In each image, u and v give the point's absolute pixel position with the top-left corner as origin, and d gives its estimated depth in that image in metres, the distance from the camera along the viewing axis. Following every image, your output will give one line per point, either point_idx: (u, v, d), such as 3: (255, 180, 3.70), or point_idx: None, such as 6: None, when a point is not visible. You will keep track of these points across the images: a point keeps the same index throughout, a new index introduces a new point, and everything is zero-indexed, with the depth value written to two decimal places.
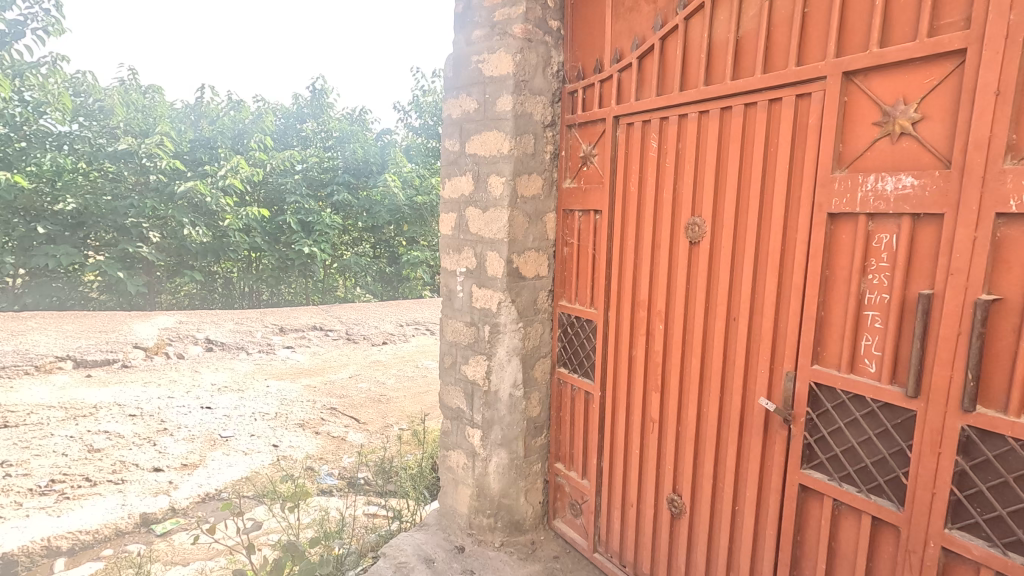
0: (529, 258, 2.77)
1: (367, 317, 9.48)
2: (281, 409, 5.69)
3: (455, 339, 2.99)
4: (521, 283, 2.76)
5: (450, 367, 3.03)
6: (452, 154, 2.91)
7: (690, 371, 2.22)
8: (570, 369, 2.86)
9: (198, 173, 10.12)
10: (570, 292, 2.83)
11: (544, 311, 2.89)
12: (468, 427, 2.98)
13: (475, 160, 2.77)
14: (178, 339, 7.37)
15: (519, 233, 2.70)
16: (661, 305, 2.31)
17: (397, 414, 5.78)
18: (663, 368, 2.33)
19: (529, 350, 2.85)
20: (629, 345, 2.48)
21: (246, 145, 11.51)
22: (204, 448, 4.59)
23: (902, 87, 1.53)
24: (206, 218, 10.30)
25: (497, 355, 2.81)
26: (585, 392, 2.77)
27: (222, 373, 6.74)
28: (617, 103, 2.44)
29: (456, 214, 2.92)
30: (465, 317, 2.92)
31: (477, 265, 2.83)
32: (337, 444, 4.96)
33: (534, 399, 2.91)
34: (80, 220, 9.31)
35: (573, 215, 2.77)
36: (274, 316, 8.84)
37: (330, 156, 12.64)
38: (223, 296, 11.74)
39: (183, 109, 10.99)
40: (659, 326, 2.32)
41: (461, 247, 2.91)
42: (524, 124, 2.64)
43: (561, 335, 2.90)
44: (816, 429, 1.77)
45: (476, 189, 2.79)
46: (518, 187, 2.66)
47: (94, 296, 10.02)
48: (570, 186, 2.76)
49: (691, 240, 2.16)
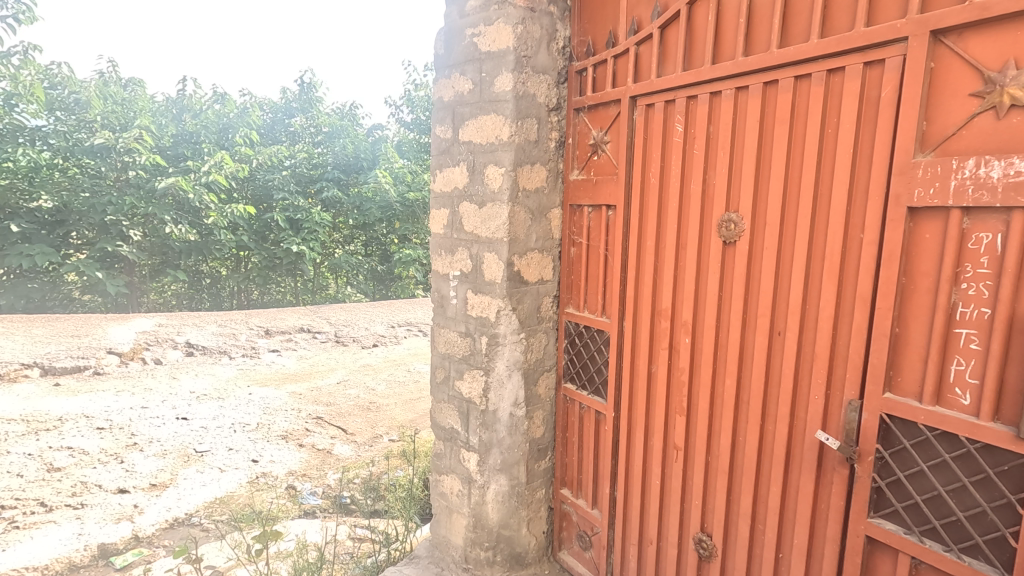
0: (532, 260, 2.44)
1: (357, 318, 9.12)
2: (263, 419, 5.33)
3: (448, 352, 2.65)
4: (523, 289, 2.43)
5: (442, 383, 2.70)
6: (444, 142, 2.57)
7: (722, 392, 1.90)
8: (578, 386, 2.55)
9: (181, 169, 9.66)
10: (578, 299, 2.50)
11: (548, 320, 2.56)
12: (462, 450, 2.65)
13: (470, 149, 2.44)
14: (156, 343, 7.01)
15: (521, 231, 2.37)
16: (686, 316, 1.99)
17: (387, 424, 5.45)
18: (688, 387, 2.01)
19: (532, 363, 2.52)
20: (648, 360, 2.16)
21: (231, 140, 11.04)
22: (176, 465, 4.24)
23: (1012, 47, 1.21)
24: (189, 216, 9.88)
25: (495, 371, 2.48)
26: (595, 412, 2.45)
27: (203, 380, 6.36)
28: (633, 81, 2.13)
29: (449, 210, 2.58)
30: (459, 326, 2.58)
31: (472, 269, 2.49)
32: (323, 458, 4.63)
33: (537, 419, 2.59)
34: (60, 219, 8.96)
35: (581, 211, 2.44)
36: (259, 318, 8.47)
37: (319, 152, 12.22)
38: (211, 296, 11.41)
39: (165, 103, 10.53)
40: (684, 339, 2.01)
41: (455, 247, 2.57)
42: (526, 107, 2.31)
43: (568, 347, 2.58)
44: (887, 470, 1.45)
45: (471, 182, 2.45)
46: (520, 179, 2.33)
47: (77, 296, 9.59)
48: (578, 178, 2.43)
49: (725, 240, 1.84)
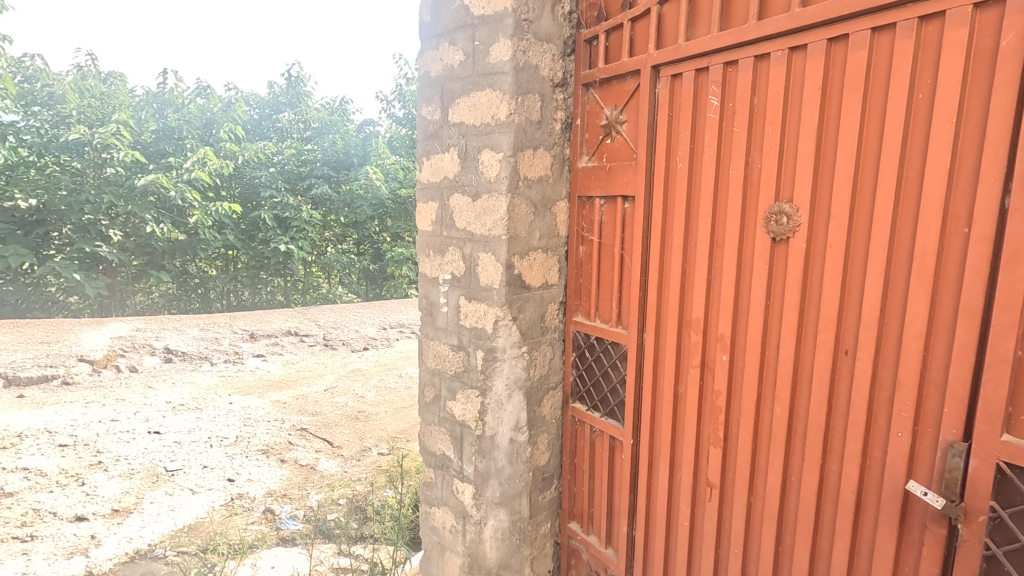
0: (535, 261, 2.09)
1: (347, 320, 8.74)
2: (242, 432, 4.95)
3: (439, 367, 2.30)
4: (525, 295, 2.08)
5: (432, 403, 2.35)
6: (431, 125, 2.21)
7: (769, 422, 1.57)
8: (588, 407, 2.20)
9: (162, 165, 9.20)
10: (588, 306, 2.15)
11: (554, 330, 2.22)
12: (456, 480, 2.30)
13: (461, 131, 2.08)
14: (132, 350, 6.63)
15: (522, 228, 2.02)
16: (724, 329, 1.65)
17: (377, 435, 5.09)
18: (726, 414, 1.68)
19: (535, 380, 2.18)
20: (675, 379, 1.82)
21: (216, 136, 10.55)
22: (143, 487, 3.87)
23: None
24: (172, 215, 9.40)
25: (493, 390, 2.13)
26: (609, 437, 2.11)
27: (181, 389, 5.97)
28: (655, 47, 1.78)
29: (439, 203, 2.22)
30: (451, 338, 2.23)
31: (466, 271, 2.14)
32: (306, 475, 4.27)
33: (542, 444, 2.25)
34: (39, 219, 8.55)
35: (591, 204, 2.09)
36: (244, 321, 8.09)
37: (308, 148, 11.78)
38: (199, 297, 10.98)
39: (145, 97, 10.03)
40: (721, 357, 1.67)
41: (445, 247, 2.21)
42: (528, 80, 1.95)
43: (576, 362, 2.23)
44: (1005, 534, 1.14)
45: (463, 171, 2.10)
46: (520, 166, 1.98)
47: (62, 298, 9.26)
48: (587, 166, 2.09)
49: (773, 236, 1.50)
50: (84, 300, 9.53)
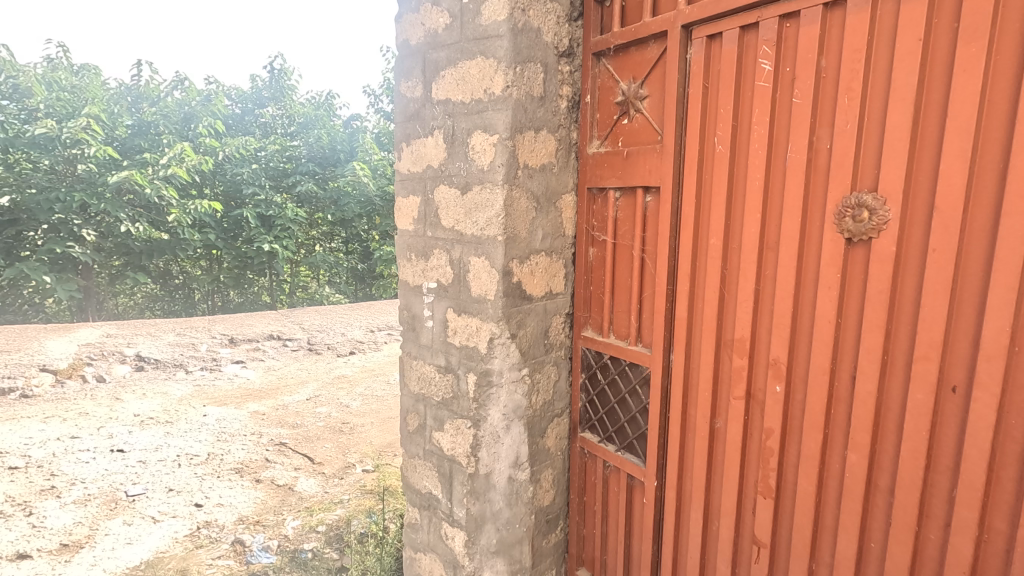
0: (537, 266, 1.75)
1: (333, 323, 8.35)
2: (214, 448, 4.57)
3: (424, 391, 1.95)
4: (526, 307, 1.73)
5: (416, 433, 2.01)
6: (412, 104, 1.85)
7: (839, 474, 1.24)
8: (599, 438, 1.87)
9: (136, 162, 8.58)
10: (600, 319, 1.81)
11: (558, 347, 1.87)
12: (445, 524, 1.96)
13: (448, 110, 1.73)
14: (100, 358, 6.22)
15: (522, 227, 1.68)
16: (778, 352, 1.32)
17: (361, 450, 4.73)
18: (779, 459, 1.35)
19: (539, 408, 1.84)
20: (711, 411, 1.50)
21: (195, 131, 9.88)
22: (98, 516, 3.48)
23: None
24: (150, 214, 8.77)
25: (488, 421, 1.78)
26: (626, 475, 1.77)
27: (151, 400, 5.56)
28: (687, 2, 1.44)
29: (421, 196, 1.86)
30: (437, 358, 1.88)
31: (455, 278, 1.79)
32: (283, 497, 3.90)
33: (545, 482, 1.91)
34: (11, 219, 7.93)
35: (603, 197, 1.75)
36: (223, 325, 7.69)
37: (292, 143, 11.19)
38: (183, 297, 10.56)
39: (119, 91, 9.43)
40: (774, 388, 1.34)
41: (430, 249, 1.86)
42: (527, 45, 1.61)
43: (586, 385, 1.89)
44: None
45: (450, 157, 1.75)
46: (520, 151, 1.63)
47: (37, 301, 8.81)
48: (598, 152, 1.75)
49: (848, 236, 1.17)
50: (60, 303, 9.04)
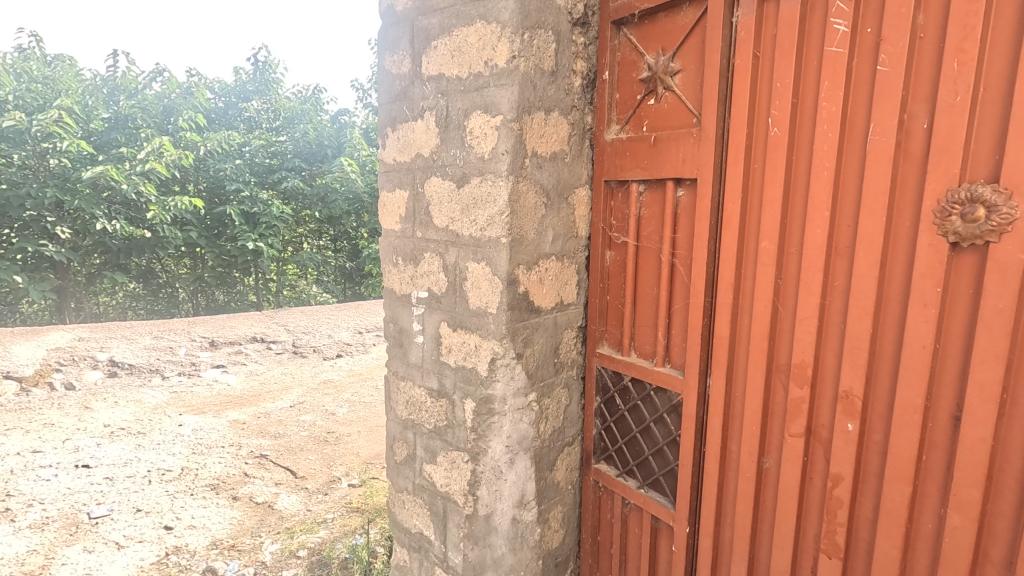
0: (546, 273, 1.49)
1: (319, 324, 8.03)
2: (188, 462, 4.26)
3: (414, 418, 1.68)
4: (533, 322, 1.48)
5: (404, 464, 1.74)
6: (399, 82, 1.57)
7: (931, 537, 1.00)
8: (616, 471, 1.61)
9: (112, 156, 8.08)
10: (619, 334, 1.55)
11: (570, 367, 1.62)
12: (438, 570, 1.69)
13: (441, 88, 1.46)
14: (70, 363, 5.89)
15: (530, 227, 1.42)
16: (850, 383, 1.07)
17: (347, 462, 4.45)
18: (849, 512, 1.10)
19: (547, 438, 1.58)
20: (759, 447, 1.25)
21: (174, 124, 9.32)
22: (55, 542, 3.19)
23: None
24: (127, 211, 8.29)
25: (488, 455, 1.51)
26: (651, 516, 1.51)
27: (124, 409, 5.23)
28: None
29: (409, 190, 1.59)
30: (428, 380, 1.61)
31: (449, 287, 1.52)
32: (262, 516, 3.62)
33: (554, 522, 1.65)
34: None
35: (623, 191, 1.49)
36: (204, 327, 7.36)
37: (277, 138, 10.56)
38: (167, 299, 9.90)
39: (94, 82, 8.82)
40: (844, 426, 1.09)
41: (419, 252, 1.59)
42: (537, 8, 1.34)
43: (601, 410, 1.64)
44: None
45: (443, 144, 1.48)
46: (527, 136, 1.37)
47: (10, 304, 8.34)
48: (617, 138, 1.49)
49: (955, 239, 0.92)
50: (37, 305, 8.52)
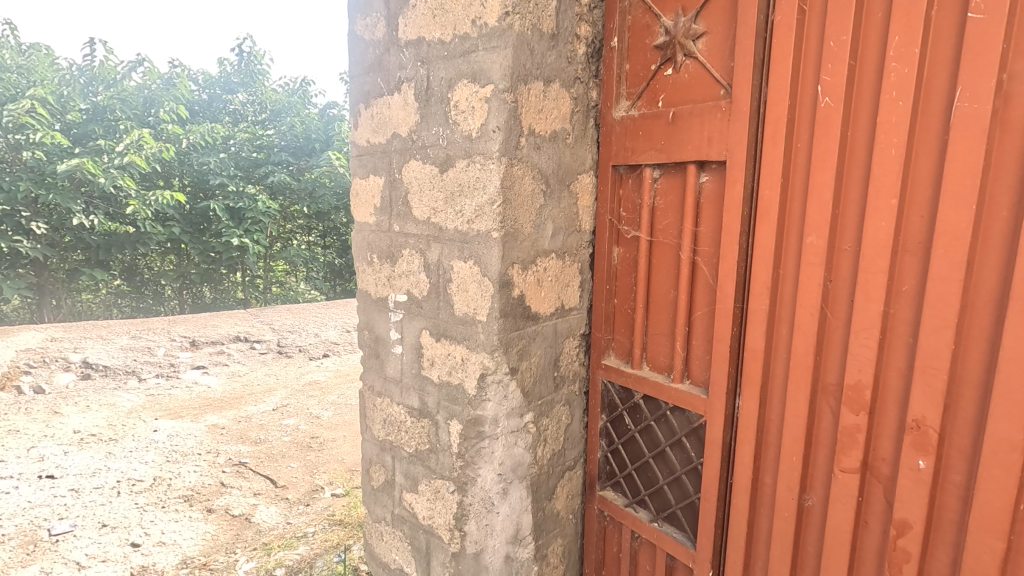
0: (545, 272, 1.27)
1: (305, 324, 7.76)
2: (161, 471, 4.01)
3: (392, 440, 1.46)
4: (530, 331, 1.26)
5: (382, 491, 1.52)
6: (372, 50, 1.35)
7: None
8: (625, 500, 1.40)
9: (89, 149, 7.71)
10: (628, 343, 1.34)
11: (571, 381, 1.41)
12: None
13: (421, 55, 1.24)
14: (41, 365, 5.61)
15: (526, 218, 1.20)
16: (923, 411, 0.87)
17: (331, 470, 4.22)
18: (918, 568, 0.90)
19: (545, 464, 1.37)
20: (799, 481, 1.05)
21: (156, 116, 8.77)
22: (10, 562, 2.95)
23: None
24: (106, 205, 7.97)
25: (478, 485, 1.29)
26: (667, 554, 1.30)
27: (95, 414, 4.96)
28: None
29: (385, 176, 1.37)
30: (408, 397, 1.40)
31: (431, 290, 1.30)
32: (238, 530, 3.38)
33: (554, 557, 1.44)
34: None
35: (634, 176, 1.28)
36: (184, 326, 7.08)
37: (263, 132, 10.08)
38: (154, 296, 9.33)
39: (70, 71, 8.23)
40: (912, 463, 0.89)
41: (396, 248, 1.37)
42: None
43: (608, 430, 1.43)
44: None
45: (423, 122, 1.26)
46: (524, 111, 1.15)
47: None
48: (626, 116, 1.27)
49: None
50: (16, 306, 8.03)
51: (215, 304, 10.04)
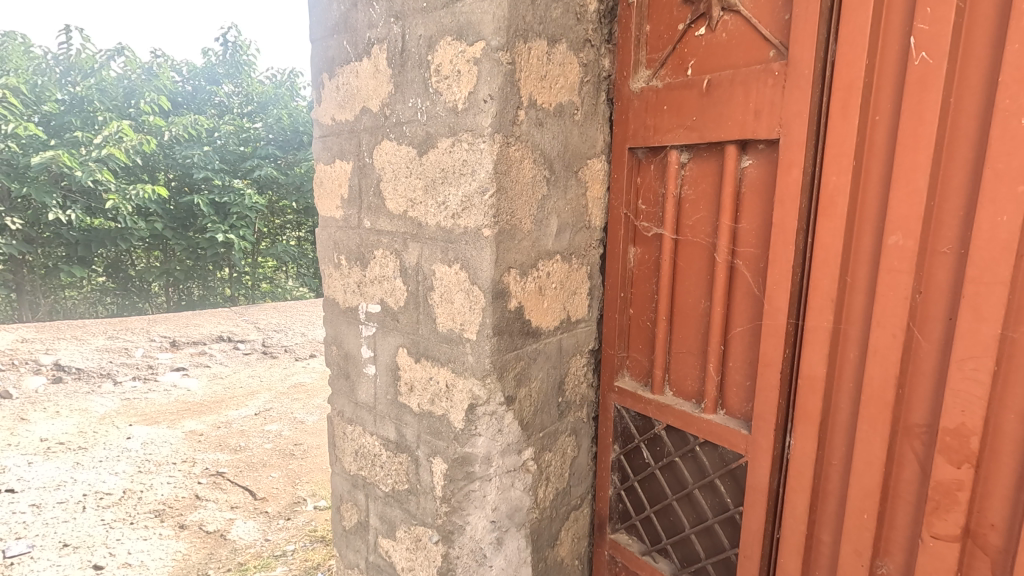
0: (549, 277, 1.05)
1: (292, 323, 7.47)
2: (132, 484, 3.76)
3: (366, 476, 1.23)
4: (529, 349, 1.04)
5: (356, 535, 1.29)
6: (336, 8, 1.11)
7: None
8: (642, 548, 1.18)
9: (65, 142, 7.35)
10: (647, 362, 1.12)
11: (577, 406, 1.18)
12: None
13: (394, 9, 1.00)
14: (10, 369, 5.34)
15: (525, 213, 0.97)
16: None
17: (315, 480, 3.97)
18: None
19: (547, 506, 1.14)
20: (871, 546, 0.83)
21: (136, 108, 8.22)
22: None
23: None
24: (85, 199, 7.55)
25: (466, 535, 1.06)
26: None
27: (65, 420, 4.69)
28: None
29: (354, 161, 1.13)
30: (384, 427, 1.17)
31: (411, 300, 1.06)
32: (212, 547, 3.14)
33: None
34: None
35: (657, 160, 1.05)
36: (165, 326, 6.79)
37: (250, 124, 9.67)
38: (138, 295, 8.93)
39: (46, 60, 7.62)
40: None
41: (368, 249, 1.13)
42: None
43: (621, 463, 1.21)
44: None
45: (397, 92, 1.02)
46: (520, 77, 0.91)
47: None
48: (645, 87, 1.04)
49: None
50: None
51: (204, 300, 9.53)
